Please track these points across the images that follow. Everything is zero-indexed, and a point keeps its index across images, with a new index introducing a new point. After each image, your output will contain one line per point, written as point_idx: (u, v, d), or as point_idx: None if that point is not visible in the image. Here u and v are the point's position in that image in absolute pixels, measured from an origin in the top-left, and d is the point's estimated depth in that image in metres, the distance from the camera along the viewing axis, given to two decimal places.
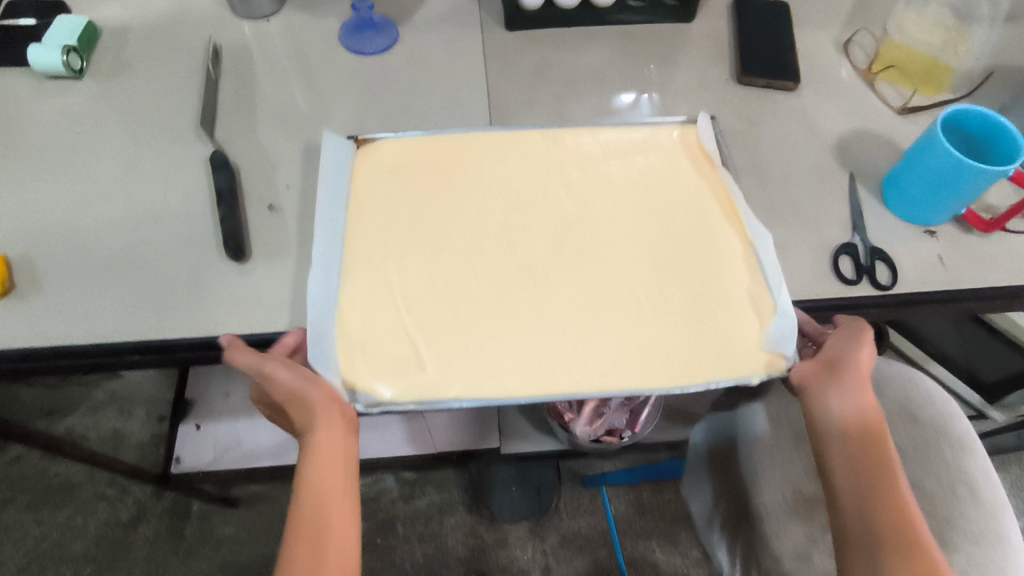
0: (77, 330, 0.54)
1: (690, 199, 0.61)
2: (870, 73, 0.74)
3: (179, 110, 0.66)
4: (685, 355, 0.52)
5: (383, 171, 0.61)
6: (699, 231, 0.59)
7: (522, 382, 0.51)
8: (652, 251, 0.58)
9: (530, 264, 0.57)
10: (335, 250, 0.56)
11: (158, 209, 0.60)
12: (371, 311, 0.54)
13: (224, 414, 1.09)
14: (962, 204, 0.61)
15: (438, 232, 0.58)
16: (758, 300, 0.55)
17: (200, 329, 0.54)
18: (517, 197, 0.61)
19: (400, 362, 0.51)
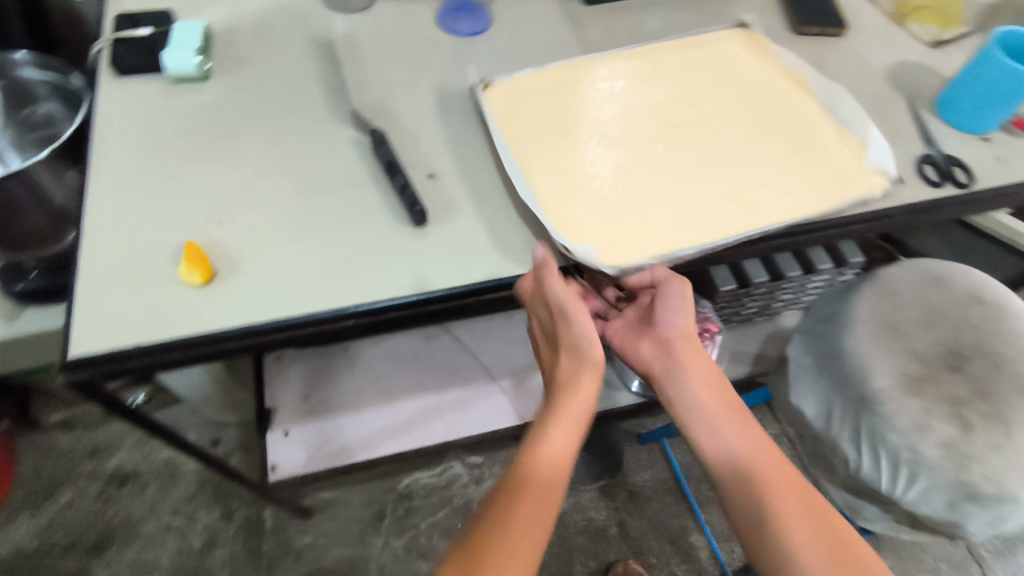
0: (289, 302, 0.56)
1: (765, 74, 0.75)
2: (898, 16, 0.85)
3: (313, 99, 0.69)
4: (822, 181, 0.66)
5: (519, 97, 0.69)
6: (781, 96, 0.73)
7: (721, 230, 0.62)
8: (752, 114, 0.71)
9: (670, 148, 0.68)
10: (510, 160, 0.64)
11: (326, 187, 0.63)
12: (565, 201, 0.62)
13: (311, 416, 1.11)
14: (1008, 113, 0.73)
15: (586, 137, 0.67)
16: (855, 134, 0.69)
17: (405, 288, 0.58)
18: (633, 97, 0.71)
19: (614, 235, 0.61)
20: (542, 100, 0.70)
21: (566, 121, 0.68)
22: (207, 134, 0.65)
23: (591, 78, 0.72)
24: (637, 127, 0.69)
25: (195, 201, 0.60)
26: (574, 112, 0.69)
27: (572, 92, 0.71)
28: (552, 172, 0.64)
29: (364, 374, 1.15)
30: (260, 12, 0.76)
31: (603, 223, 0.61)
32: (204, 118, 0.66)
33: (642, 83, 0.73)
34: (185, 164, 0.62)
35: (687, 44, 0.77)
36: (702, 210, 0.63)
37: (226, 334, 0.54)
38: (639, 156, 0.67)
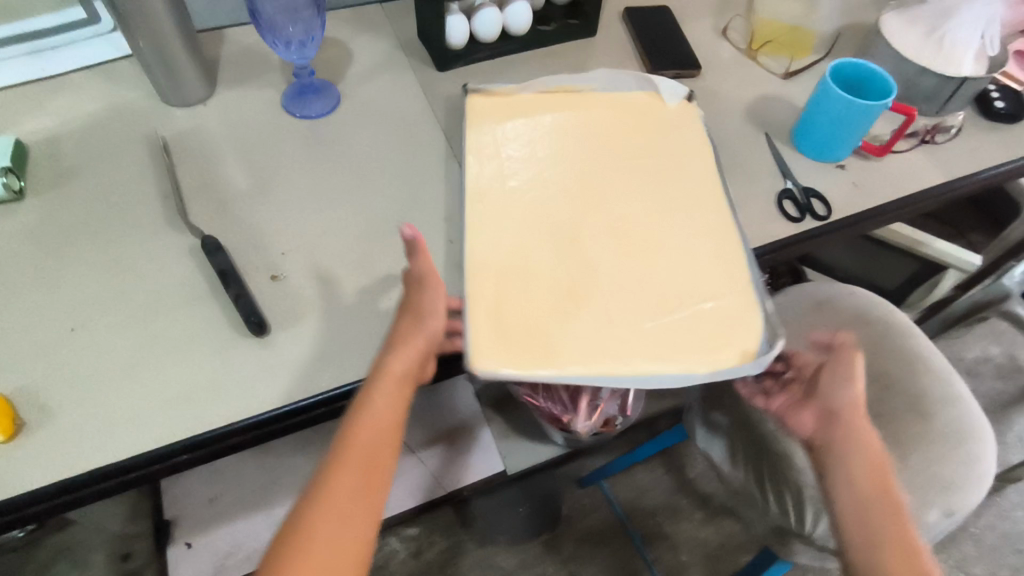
0: (113, 444, 0.52)
1: (556, 108, 0.74)
2: (751, 51, 0.86)
3: (144, 206, 0.65)
4: (665, 135, 0.73)
5: (483, 328, 0.58)
6: (582, 118, 0.74)
7: (731, 238, 0.66)
8: (586, 148, 0.72)
9: (619, 236, 0.66)
10: (538, 359, 0.57)
11: (158, 304, 0.59)
12: (638, 345, 0.59)
13: (216, 521, 1.03)
14: (857, 139, 0.74)
15: (577, 294, 0.61)
16: (643, 91, 0.76)
17: (246, 409, 0.54)
18: (547, 223, 0.65)
19: (711, 335, 0.60)
20: (507, 304, 0.59)
21: (552, 304, 0.60)
22: (25, 264, 0.60)
23: (499, 249, 0.63)
24: (581, 238, 0.65)
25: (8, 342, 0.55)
26: (541, 291, 0.61)
27: (520, 274, 0.62)
28: (626, 360, 0.58)
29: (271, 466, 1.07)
30: (85, 114, 0.71)
31: (726, 343, 0.59)
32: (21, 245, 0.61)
33: (525, 202, 0.66)
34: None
35: (485, 136, 0.70)
36: (721, 250, 0.65)
37: (37, 494, 0.49)
38: (629, 265, 0.64)
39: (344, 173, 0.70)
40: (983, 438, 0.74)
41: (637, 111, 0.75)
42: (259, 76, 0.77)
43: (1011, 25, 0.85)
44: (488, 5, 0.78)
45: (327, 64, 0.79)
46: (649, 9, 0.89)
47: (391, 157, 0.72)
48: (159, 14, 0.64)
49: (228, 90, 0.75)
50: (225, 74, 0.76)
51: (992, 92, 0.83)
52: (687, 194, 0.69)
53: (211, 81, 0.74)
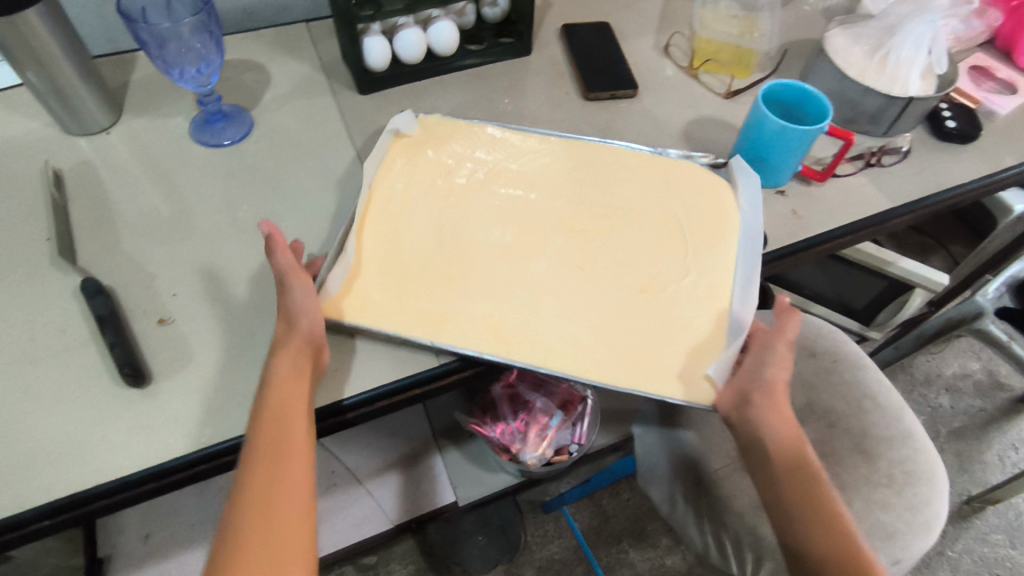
0: None
1: (395, 215, 0.64)
2: (692, 69, 0.83)
3: (31, 246, 0.61)
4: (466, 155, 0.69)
5: (615, 370, 0.56)
6: (419, 213, 0.65)
7: (612, 151, 0.71)
8: (463, 228, 0.64)
9: (575, 233, 0.65)
10: (697, 311, 0.60)
11: (32, 353, 0.55)
12: (688, 262, 0.63)
13: (151, 556, 0.99)
14: (796, 163, 0.70)
15: (626, 293, 0.61)
16: (394, 142, 0.69)
17: (113, 470, 0.50)
18: (539, 282, 0.61)
19: (690, 214, 0.66)
20: (611, 359, 0.57)
21: (630, 337, 0.58)
22: None
23: (540, 342, 0.57)
24: (569, 268, 0.62)
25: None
26: (613, 333, 0.58)
27: (590, 337, 0.58)
28: (719, 297, 0.61)
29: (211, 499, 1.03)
30: None
31: (722, 240, 0.64)
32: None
33: (493, 299, 0.59)
34: None
35: (401, 313, 0.57)
36: (665, 182, 0.69)
37: None
38: (622, 253, 0.64)
39: (250, 203, 0.66)
40: (933, 481, 0.69)
41: (457, 144, 0.70)
42: (171, 103, 0.74)
43: (961, 41, 0.82)
44: (410, 25, 0.75)
45: (244, 89, 0.76)
46: (587, 27, 0.86)
47: (301, 186, 0.68)
48: (45, 43, 0.61)
49: (135, 118, 0.72)
50: (133, 102, 0.74)
51: (942, 111, 0.79)
52: (589, 165, 0.70)
53: (115, 109, 0.71)
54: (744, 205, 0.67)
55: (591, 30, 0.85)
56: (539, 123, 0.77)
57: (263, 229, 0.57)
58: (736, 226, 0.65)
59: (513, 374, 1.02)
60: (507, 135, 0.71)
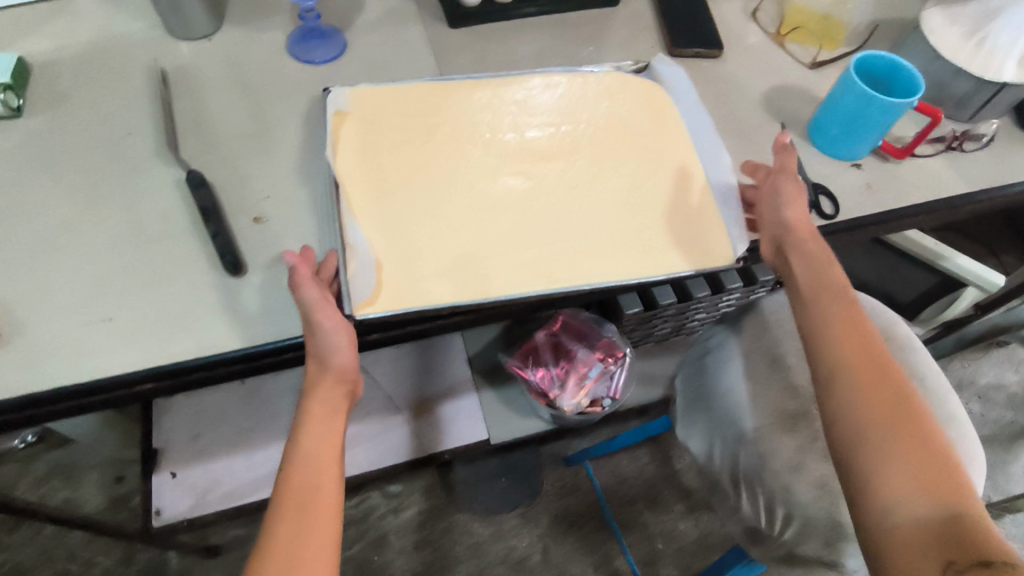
0: (79, 366, 0.52)
1: (392, 188, 0.61)
2: (779, 35, 0.83)
3: (135, 137, 0.64)
4: (428, 115, 0.66)
5: (651, 258, 0.61)
6: (413, 182, 0.62)
7: (560, 82, 0.71)
8: (466, 190, 0.62)
9: (561, 160, 0.66)
10: (682, 189, 0.65)
11: (135, 233, 0.58)
12: (657, 155, 0.67)
13: (200, 455, 1.05)
14: (877, 138, 0.70)
15: (623, 190, 0.65)
16: (349, 116, 0.64)
17: (210, 347, 0.54)
18: (549, 218, 0.62)
19: (646, 115, 0.70)
20: (644, 254, 0.61)
21: (650, 233, 0.62)
22: (10, 178, 0.60)
23: (591, 262, 0.60)
24: (567, 191, 0.64)
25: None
26: (633, 229, 0.62)
27: (623, 250, 0.61)
28: (693, 176, 0.66)
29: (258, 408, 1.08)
30: (89, 39, 0.71)
31: (677, 136, 0.69)
32: (12, 161, 0.61)
33: (518, 250, 0.60)
34: None
35: (446, 277, 0.57)
36: (620, 112, 0.70)
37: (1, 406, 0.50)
38: (604, 177, 0.65)
39: None
40: (974, 466, 0.70)
41: (417, 102, 0.67)
42: (268, 18, 0.76)
43: None
44: None
45: (338, 11, 0.78)
46: None
47: None
48: None
49: (234, 28, 0.75)
50: (233, 12, 0.76)
51: None
52: (549, 106, 0.69)
53: (217, 18, 0.74)
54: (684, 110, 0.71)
55: None
56: None
57: (286, 262, 0.54)
58: (682, 123, 0.69)
59: (557, 323, 1.07)
60: (451, 86, 0.68)
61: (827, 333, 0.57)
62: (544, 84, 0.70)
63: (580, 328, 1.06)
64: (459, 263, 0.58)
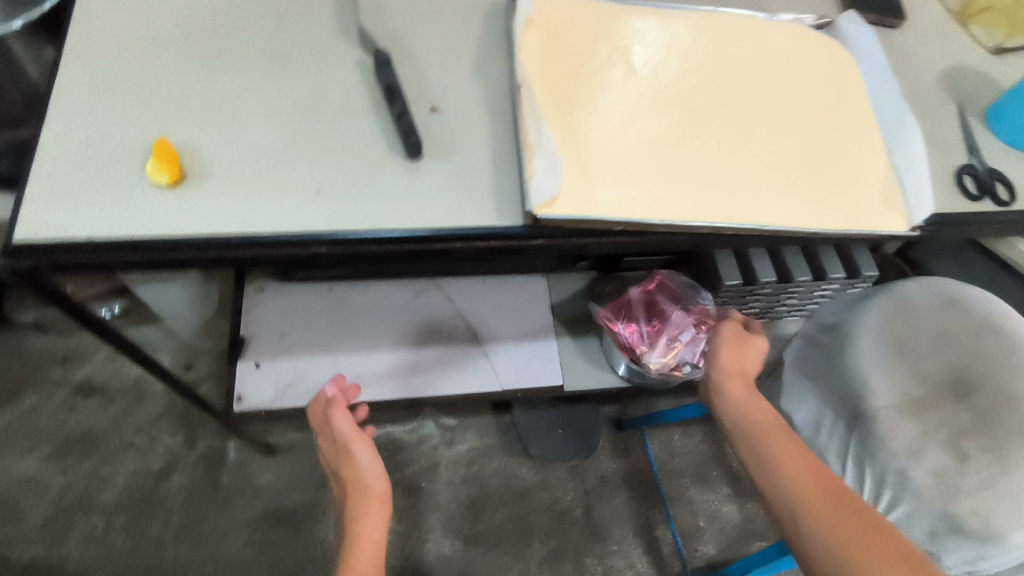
0: (259, 219, 0.53)
1: (575, 97, 0.60)
2: (962, 16, 0.79)
3: (319, 11, 0.64)
4: (611, 34, 0.65)
5: (826, 210, 0.59)
6: (596, 95, 0.61)
7: (744, 22, 0.68)
8: (646, 113, 0.61)
9: (740, 100, 0.64)
10: (863, 148, 0.63)
11: (318, 102, 0.58)
12: (838, 109, 0.65)
13: (285, 351, 1.07)
14: None
15: (801, 139, 0.63)
16: (536, 20, 0.63)
17: (383, 224, 0.54)
18: (724, 154, 0.61)
19: (829, 67, 0.67)
20: (819, 205, 0.59)
21: (826, 185, 0.60)
22: (203, 33, 0.61)
23: (765, 205, 0.59)
24: (745, 130, 0.62)
25: (177, 102, 0.57)
26: (809, 178, 0.61)
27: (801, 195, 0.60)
28: (873, 137, 0.64)
29: (345, 319, 1.12)
30: None
31: (854, 95, 0.66)
32: (203, 18, 0.62)
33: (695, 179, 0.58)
34: (177, 60, 0.59)
35: (624, 194, 0.56)
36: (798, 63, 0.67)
37: (185, 242, 0.51)
38: (779, 124, 0.63)
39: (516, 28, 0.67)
40: None
41: (602, 18, 0.65)
42: None
43: None
44: None
45: None
46: None
47: None
48: None
49: None
50: None
51: None
52: (724, 46, 0.67)
53: None
54: (865, 72, 0.68)
55: None
56: None
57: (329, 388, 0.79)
58: (863, 84, 0.67)
59: (654, 282, 1.08)
60: (636, 8, 0.67)
61: (787, 485, 0.60)
62: (725, 25, 0.68)
63: (676, 290, 1.07)
64: (639, 183, 0.57)
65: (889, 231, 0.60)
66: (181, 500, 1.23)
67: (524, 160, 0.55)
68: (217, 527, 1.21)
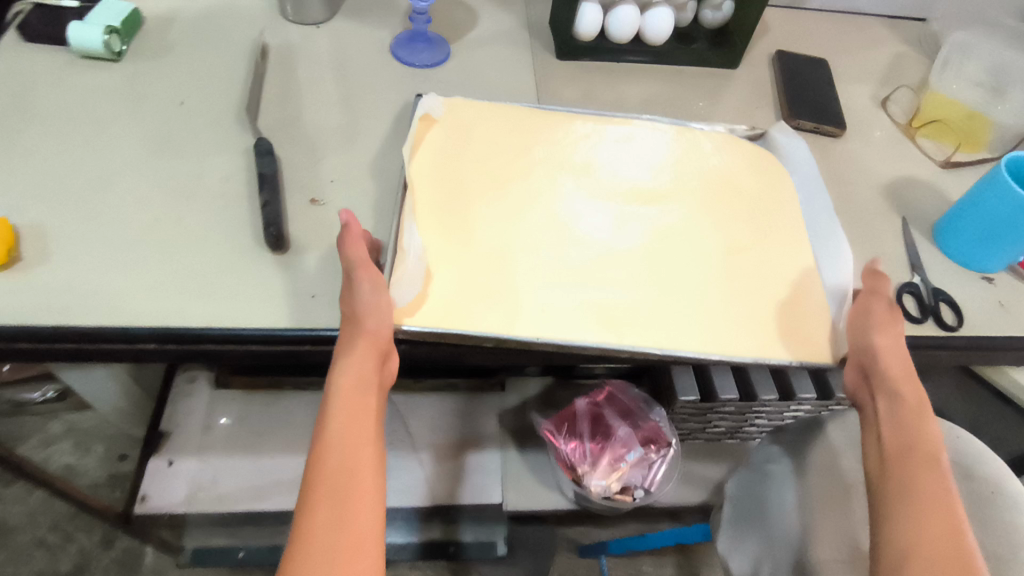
0: (84, 295, 0.49)
1: (443, 201, 0.56)
2: (910, 129, 0.74)
3: (218, 103, 0.64)
4: (504, 145, 0.61)
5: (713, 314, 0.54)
6: (462, 194, 0.57)
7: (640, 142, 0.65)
8: (541, 208, 0.58)
9: (641, 200, 0.61)
10: (759, 269, 0.58)
11: (192, 188, 0.56)
12: (739, 219, 0.61)
13: (197, 451, 0.98)
14: (1017, 254, 0.60)
15: (715, 253, 0.58)
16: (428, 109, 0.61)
17: (228, 320, 0.49)
18: (621, 268, 0.55)
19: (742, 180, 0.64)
20: (713, 303, 0.55)
21: (730, 308, 0.55)
22: (71, 116, 0.60)
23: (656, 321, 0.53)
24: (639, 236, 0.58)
25: (29, 188, 0.54)
26: (714, 297, 0.55)
27: (687, 304, 0.54)
28: (778, 246, 0.60)
29: (262, 424, 1.01)
30: (206, 7, 0.74)
31: (778, 210, 0.63)
32: (75, 110, 0.61)
33: (581, 317, 0.51)
34: (41, 140, 0.58)
35: (479, 295, 0.51)
36: (706, 149, 0.66)
37: None
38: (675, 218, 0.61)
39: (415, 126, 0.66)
40: None
41: (476, 114, 0.63)
42: (383, 20, 0.76)
43: None
44: (630, 3, 0.72)
45: (451, 24, 0.77)
46: (802, 59, 0.79)
47: None
48: None
49: (347, 21, 0.75)
50: (352, 8, 0.77)
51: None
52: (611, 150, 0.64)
53: (333, 10, 0.75)
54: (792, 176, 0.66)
55: (807, 63, 0.79)
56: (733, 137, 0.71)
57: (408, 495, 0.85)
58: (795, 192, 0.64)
59: (603, 395, 0.97)
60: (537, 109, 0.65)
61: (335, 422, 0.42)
62: (649, 132, 0.66)
63: (624, 408, 0.95)
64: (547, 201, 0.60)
65: (779, 363, 0.52)
66: None
67: (398, 250, 0.51)
68: None
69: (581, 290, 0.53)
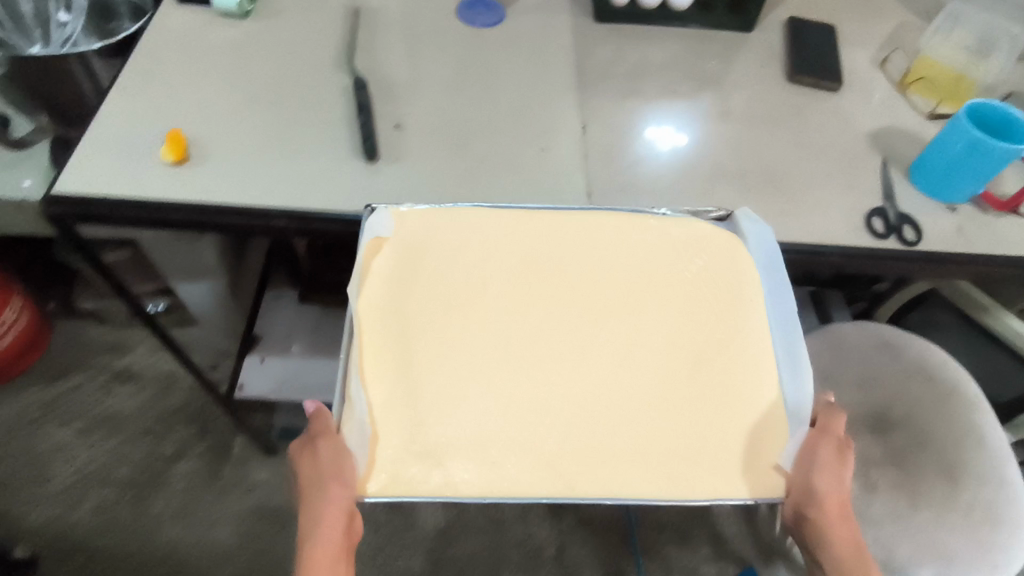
0: (235, 185, 0.67)
1: (396, 336, 0.59)
2: (902, 85, 0.85)
3: (320, 53, 0.81)
4: (458, 265, 0.63)
5: (660, 452, 0.56)
6: (417, 324, 0.60)
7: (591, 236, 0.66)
8: (496, 328, 0.60)
9: (595, 310, 0.62)
10: (714, 389, 0.59)
11: (304, 114, 0.74)
12: (695, 330, 0.62)
13: (285, 350, 1.18)
14: (975, 185, 0.72)
15: (669, 373, 0.59)
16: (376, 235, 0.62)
17: (337, 207, 0.66)
18: (571, 401, 0.58)
19: (700, 279, 0.64)
20: (659, 429, 0.57)
21: (677, 440, 0.56)
22: (213, 59, 0.78)
23: (602, 460, 0.55)
24: (588, 355, 0.60)
25: (188, 110, 0.72)
26: (668, 416, 0.57)
27: (638, 442, 0.56)
28: (733, 353, 0.61)
29: (335, 332, 1.20)
30: None
31: (739, 312, 0.63)
32: (215, 56, 0.79)
33: (530, 472, 0.54)
34: (193, 76, 0.76)
35: (428, 438, 0.55)
36: (662, 246, 0.66)
37: (169, 205, 0.64)
38: (632, 328, 0.62)
39: (474, 74, 0.81)
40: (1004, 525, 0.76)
41: (426, 230, 0.64)
42: None
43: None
44: None
45: None
46: (811, 24, 0.91)
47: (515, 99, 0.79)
48: None
49: None
50: None
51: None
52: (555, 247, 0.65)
53: None
54: (760, 262, 0.65)
55: (815, 28, 0.90)
56: (741, 89, 0.84)
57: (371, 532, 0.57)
58: (760, 284, 0.64)
59: None
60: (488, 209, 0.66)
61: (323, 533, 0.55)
62: (603, 223, 0.66)
63: None
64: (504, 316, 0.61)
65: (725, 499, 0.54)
66: (181, 485, 1.33)
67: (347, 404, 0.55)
68: (209, 516, 1.31)
69: (529, 432, 0.56)
